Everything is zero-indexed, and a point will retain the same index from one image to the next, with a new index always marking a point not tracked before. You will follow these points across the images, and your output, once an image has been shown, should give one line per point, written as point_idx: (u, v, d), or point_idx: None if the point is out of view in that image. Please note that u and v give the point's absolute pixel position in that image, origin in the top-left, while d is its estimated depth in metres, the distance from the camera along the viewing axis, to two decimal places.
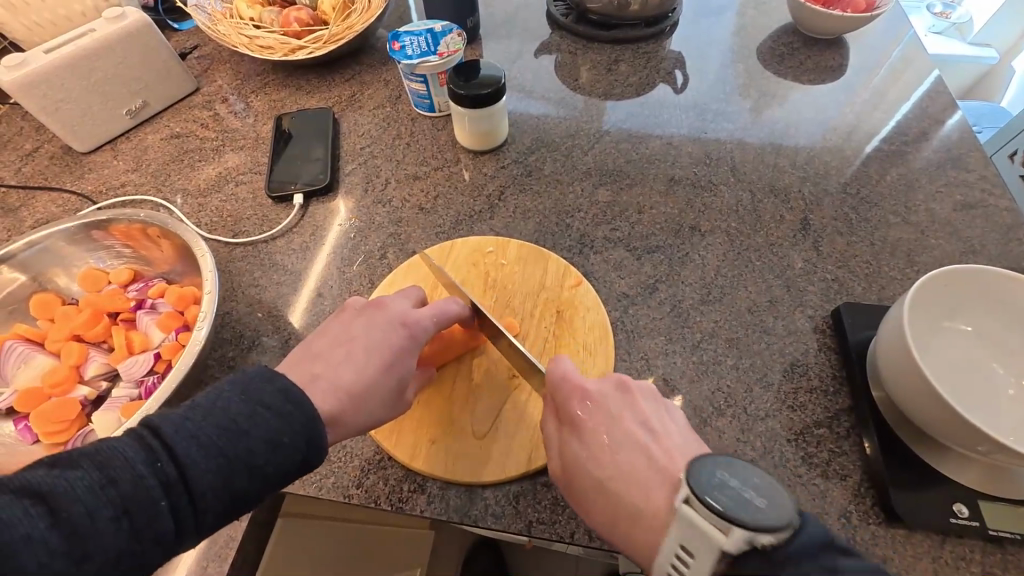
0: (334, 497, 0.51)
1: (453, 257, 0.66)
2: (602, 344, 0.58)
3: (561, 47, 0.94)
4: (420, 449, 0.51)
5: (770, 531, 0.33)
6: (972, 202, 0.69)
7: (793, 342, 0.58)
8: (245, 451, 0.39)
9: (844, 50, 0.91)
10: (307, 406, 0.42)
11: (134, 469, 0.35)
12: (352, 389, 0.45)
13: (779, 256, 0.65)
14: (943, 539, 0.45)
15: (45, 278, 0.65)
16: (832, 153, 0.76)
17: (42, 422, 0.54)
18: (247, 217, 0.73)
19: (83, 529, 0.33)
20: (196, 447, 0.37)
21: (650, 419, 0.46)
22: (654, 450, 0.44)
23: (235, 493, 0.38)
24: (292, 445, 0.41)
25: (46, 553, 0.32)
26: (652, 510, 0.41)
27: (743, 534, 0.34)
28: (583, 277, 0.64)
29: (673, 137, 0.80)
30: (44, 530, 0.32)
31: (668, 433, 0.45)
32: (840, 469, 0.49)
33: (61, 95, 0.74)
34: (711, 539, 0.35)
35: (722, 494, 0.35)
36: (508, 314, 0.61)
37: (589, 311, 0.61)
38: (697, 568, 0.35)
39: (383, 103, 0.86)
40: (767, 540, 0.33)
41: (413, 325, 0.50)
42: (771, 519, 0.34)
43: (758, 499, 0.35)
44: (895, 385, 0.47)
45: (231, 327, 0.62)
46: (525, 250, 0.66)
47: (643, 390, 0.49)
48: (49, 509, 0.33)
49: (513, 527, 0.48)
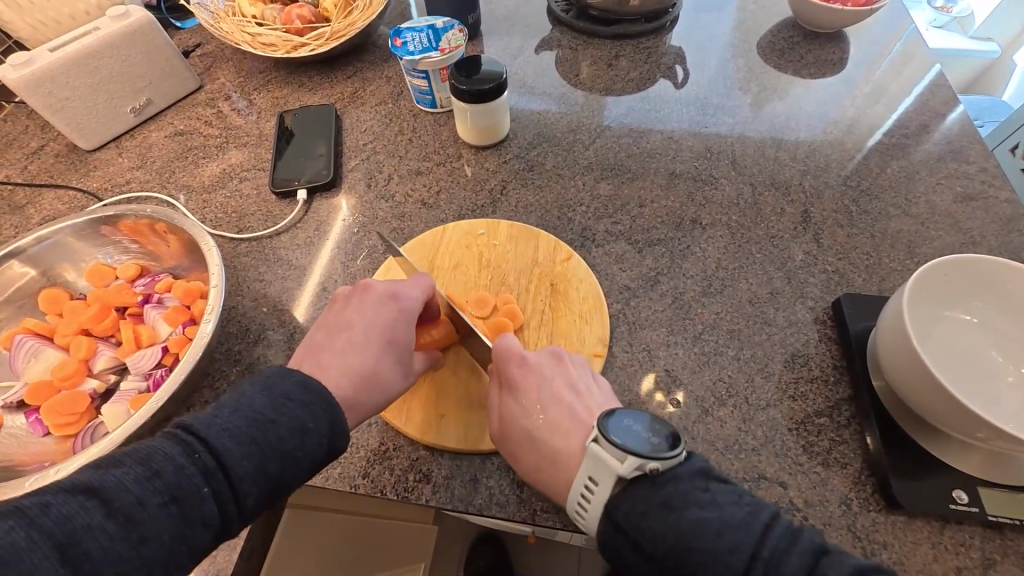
0: (341, 487, 0.51)
1: (446, 241, 0.67)
2: (597, 313, 0.60)
3: (562, 43, 0.95)
4: (432, 425, 0.53)
5: (658, 457, 0.39)
6: (973, 194, 0.70)
7: (794, 333, 0.59)
8: (276, 438, 0.40)
9: (844, 44, 0.92)
10: (324, 392, 0.43)
11: (175, 460, 0.36)
12: (362, 370, 0.47)
13: (780, 249, 0.66)
14: (943, 524, 0.46)
15: (54, 273, 0.65)
16: (834, 146, 0.77)
17: (54, 414, 0.54)
18: (252, 213, 0.73)
19: (137, 515, 0.34)
20: (228, 438, 0.38)
21: (578, 385, 0.50)
22: (580, 410, 0.48)
23: (272, 478, 0.40)
24: (318, 430, 0.42)
25: (106, 537, 0.33)
26: (570, 458, 0.45)
27: (635, 461, 0.39)
28: (573, 251, 0.66)
29: (673, 131, 0.81)
30: (102, 519, 0.33)
31: (593, 396, 0.50)
32: (840, 457, 0.50)
33: (66, 93, 0.75)
34: (609, 467, 0.40)
35: (621, 431, 0.41)
36: (504, 291, 0.62)
37: (582, 283, 0.63)
38: (599, 493, 0.41)
39: (385, 99, 0.87)
40: (654, 466, 0.39)
41: (401, 298, 0.51)
42: (658, 449, 0.40)
43: (654, 435, 0.41)
44: (895, 373, 0.47)
45: (237, 322, 0.63)
46: (516, 230, 0.68)
47: (574, 359, 0.53)
48: (102, 501, 0.33)
49: (518, 515, 0.49)
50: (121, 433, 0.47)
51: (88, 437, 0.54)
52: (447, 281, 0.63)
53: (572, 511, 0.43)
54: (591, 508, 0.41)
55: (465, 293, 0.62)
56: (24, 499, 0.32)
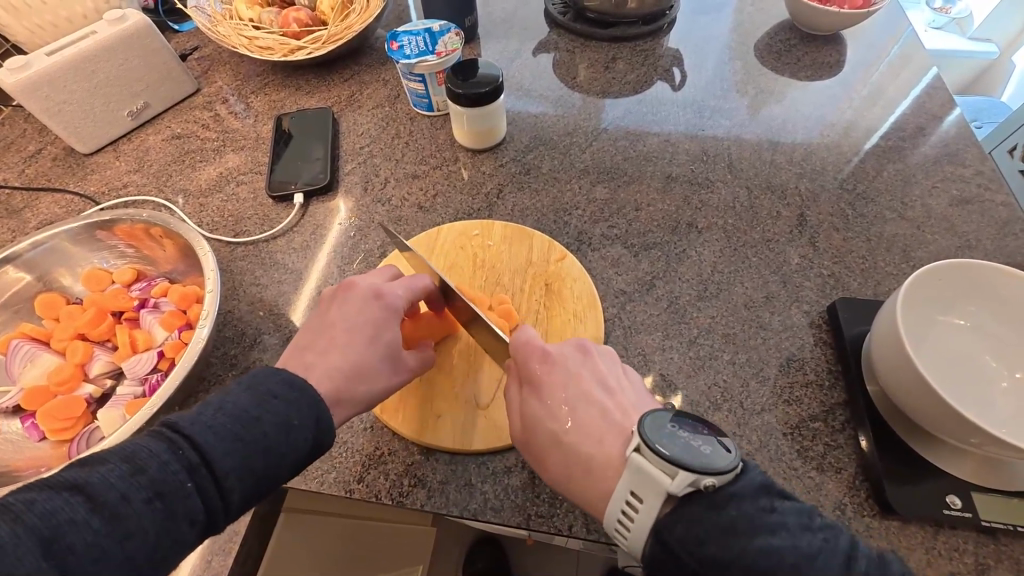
0: (335, 492, 0.51)
1: (441, 242, 0.68)
2: (591, 311, 0.61)
3: (560, 46, 0.95)
4: (428, 424, 0.53)
5: (713, 473, 0.37)
6: (969, 197, 0.70)
7: (789, 337, 0.59)
8: (261, 435, 0.41)
9: (842, 46, 0.92)
10: (311, 390, 0.44)
11: (159, 456, 0.37)
12: (348, 367, 0.47)
13: (775, 253, 0.66)
14: (937, 530, 0.46)
15: (50, 278, 0.66)
16: (830, 149, 0.77)
17: (49, 419, 0.55)
18: (248, 216, 0.73)
19: (121, 510, 0.35)
20: (211, 434, 0.39)
21: (605, 378, 0.50)
22: (609, 405, 0.47)
23: (256, 474, 0.40)
24: (302, 426, 0.43)
25: (91, 532, 0.33)
26: (603, 456, 0.44)
27: (689, 477, 0.37)
28: (567, 251, 0.67)
29: (670, 134, 0.81)
30: (87, 514, 0.34)
31: (621, 390, 0.49)
32: (835, 462, 0.50)
33: (63, 96, 0.75)
34: (659, 482, 0.38)
35: (671, 443, 0.39)
36: (499, 292, 0.63)
37: (576, 282, 0.63)
38: (646, 510, 0.38)
39: (382, 102, 0.87)
40: (710, 482, 0.37)
41: (386, 296, 0.51)
42: (714, 463, 0.38)
43: (705, 446, 0.39)
44: (890, 379, 0.47)
45: (233, 326, 0.63)
46: (510, 230, 0.68)
47: (601, 353, 0.52)
48: (87, 497, 0.34)
49: (512, 520, 0.49)
50: (115, 437, 0.47)
51: (83, 442, 0.54)
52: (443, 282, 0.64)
53: (613, 529, 0.41)
54: (636, 526, 0.39)
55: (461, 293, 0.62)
56: (10, 496, 0.33)
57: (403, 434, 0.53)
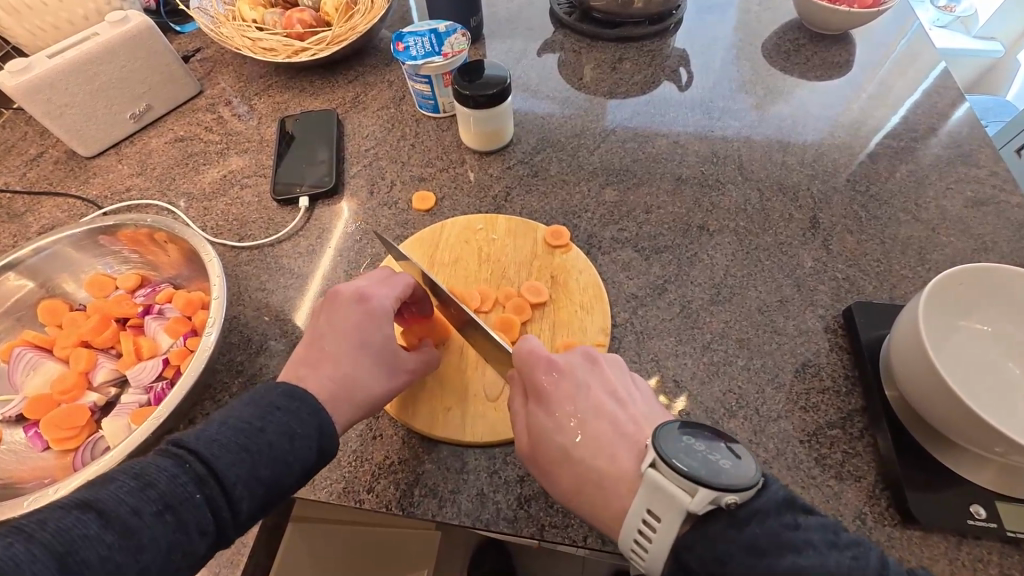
0: (346, 502, 0.50)
1: (445, 237, 0.67)
2: (598, 302, 0.61)
3: (565, 46, 0.94)
4: (439, 419, 0.53)
5: (734, 490, 0.36)
6: (984, 198, 0.69)
7: (804, 342, 0.58)
8: (265, 444, 0.40)
9: (851, 46, 0.91)
10: (310, 398, 0.44)
11: (167, 471, 0.37)
12: (339, 372, 0.47)
13: (789, 256, 0.65)
14: (960, 540, 0.45)
15: (53, 285, 0.65)
16: (841, 149, 0.76)
17: (52, 429, 0.54)
18: (253, 220, 0.72)
19: (133, 523, 0.34)
20: (216, 446, 0.39)
21: (616, 388, 0.49)
22: (620, 417, 0.47)
23: (264, 482, 0.40)
24: (305, 434, 0.42)
25: (105, 546, 0.33)
26: (616, 473, 0.43)
27: (711, 496, 0.36)
28: (573, 243, 0.66)
29: (679, 136, 0.80)
30: (99, 529, 0.33)
31: (632, 401, 0.48)
32: (854, 470, 0.49)
33: (65, 99, 0.74)
34: (678, 501, 0.37)
35: (687, 458, 0.38)
36: (504, 284, 0.63)
37: (581, 273, 0.63)
38: (664, 529, 0.38)
39: (387, 104, 0.86)
40: (731, 499, 0.37)
41: (369, 299, 0.50)
42: (734, 479, 0.37)
43: (721, 460, 0.38)
44: (912, 385, 0.46)
45: (239, 332, 0.62)
46: (514, 224, 0.68)
47: (609, 361, 0.51)
48: (98, 513, 0.34)
49: (525, 531, 0.48)
50: (121, 449, 0.46)
51: (88, 452, 0.53)
52: (448, 276, 0.63)
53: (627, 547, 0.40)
54: (654, 547, 0.38)
55: (466, 287, 0.62)
56: (23, 518, 0.32)
57: (416, 430, 0.53)
